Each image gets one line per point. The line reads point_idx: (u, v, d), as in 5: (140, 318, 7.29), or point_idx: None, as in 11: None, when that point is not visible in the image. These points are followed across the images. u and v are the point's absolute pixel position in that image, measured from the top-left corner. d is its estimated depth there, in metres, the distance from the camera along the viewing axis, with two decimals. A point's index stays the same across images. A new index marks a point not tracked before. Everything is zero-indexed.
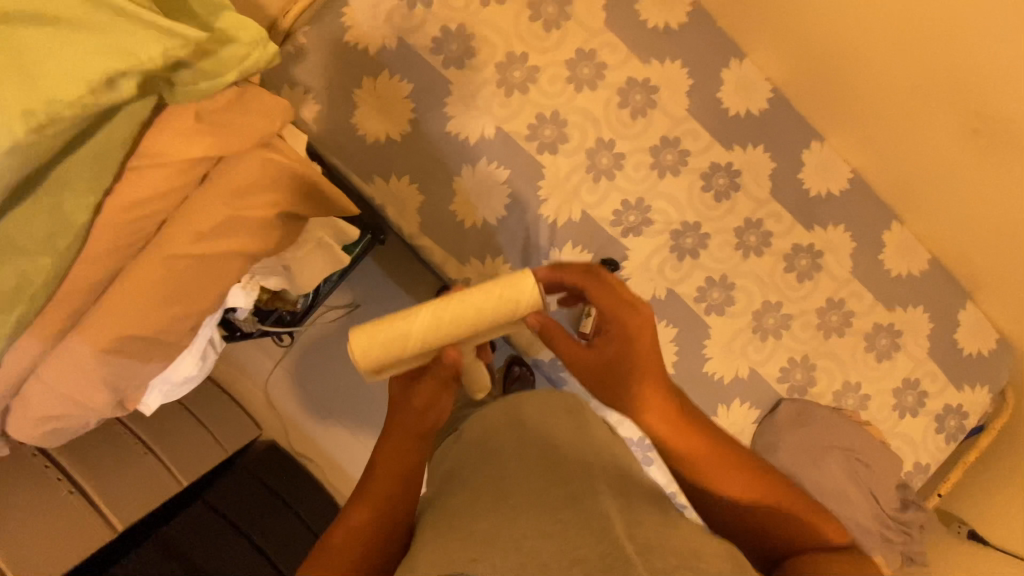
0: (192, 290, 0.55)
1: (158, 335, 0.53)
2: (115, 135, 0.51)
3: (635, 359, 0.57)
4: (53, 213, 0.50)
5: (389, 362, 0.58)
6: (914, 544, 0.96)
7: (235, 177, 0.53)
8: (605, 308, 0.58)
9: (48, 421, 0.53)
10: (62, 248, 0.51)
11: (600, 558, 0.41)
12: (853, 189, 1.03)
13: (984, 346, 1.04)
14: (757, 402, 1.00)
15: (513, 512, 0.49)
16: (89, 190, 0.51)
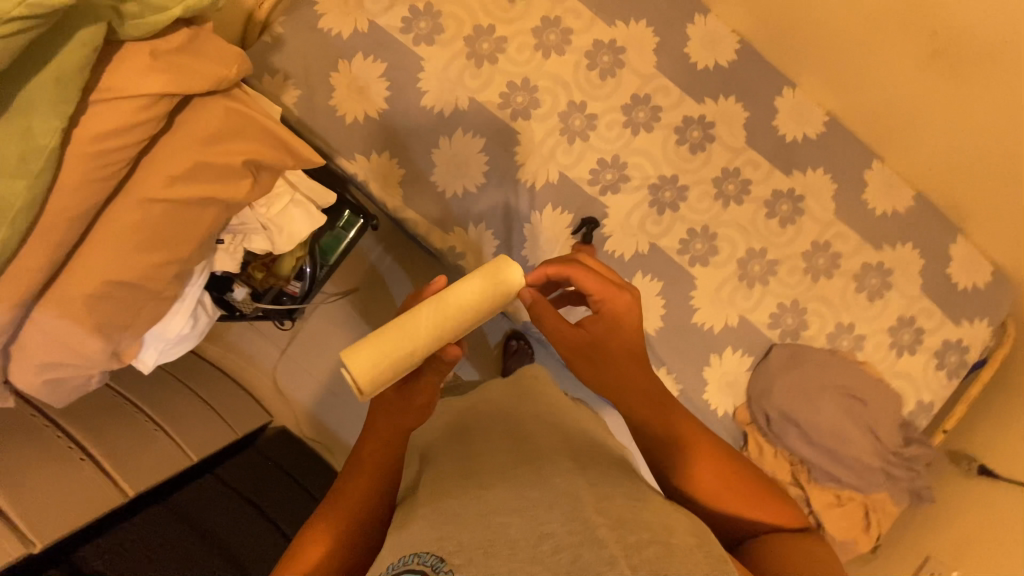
0: (172, 249, 0.54)
1: (150, 290, 0.55)
2: (68, 60, 0.43)
3: (616, 337, 0.64)
4: (18, 135, 0.42)
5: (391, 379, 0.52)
6: (919, 480, 0.95)
7: (214, 138, 0.54)
8: (593, 291, 0.62)
9: (47, 370, 0.54)
10: (37, 171, 0.43)
11: (565, 536, 0.42)
12: (830, 132, 1.03)
13: (978, 280, 1.02)
14: (749, 349, 1.00)
15: (485, 494, 0.49)
16: (57, 111, 0.44)
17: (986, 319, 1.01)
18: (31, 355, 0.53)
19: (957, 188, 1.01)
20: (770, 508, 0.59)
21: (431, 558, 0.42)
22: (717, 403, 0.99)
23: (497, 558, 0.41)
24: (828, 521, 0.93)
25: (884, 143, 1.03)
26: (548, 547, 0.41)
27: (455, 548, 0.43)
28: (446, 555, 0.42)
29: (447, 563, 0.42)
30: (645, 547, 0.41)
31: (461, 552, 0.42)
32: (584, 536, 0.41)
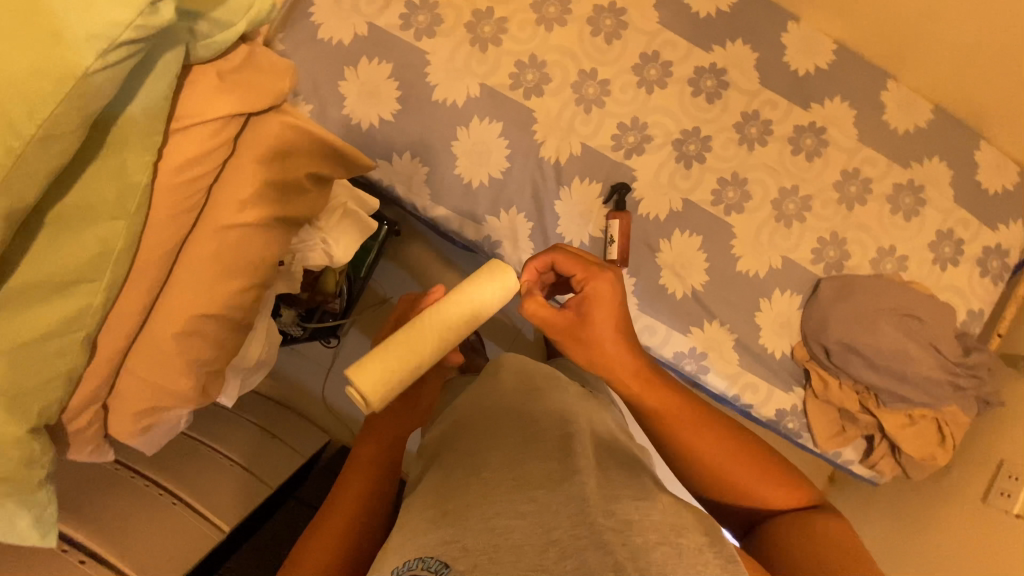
0: (249, 274, 0.54)
1: (232, 318, 0.55)
2: (157, 87, 0.42)
3: (602, 319, 0.57)
4: (115, 173, 0.42)
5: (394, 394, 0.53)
6: (982, 388, 0.96)
7: (274, 156, 0.53)
8: (574, 270, 0.60)
9: (147, 416, 0.54)
10: (133, 210, 0.44)
11: (573, 540, 0.42)
12: (842, 59, 1.02)
13: (1007, 182, 1.02)
14: (797, 287, 1.00)
15: (490, 494, 0.48)
16: (147, 145, 0.43)
17: (1022, 219, 1.02)
18: (132, 400, 0.52)
19: (975, 92, 1.00)
20: (778, 489, 0.57)
21: (434, 563, 0.43)
22: (772, 345, 1.00)
23: (502, 565, 0.42)
24: (903, 441, 0.94)
25: (896, 61, 1.02)
26: (555, 556, 0.41)
27: (459, 553, 0.43)
28: (449, 560, 0.43)
29: (451, 568, 0.42)
30: (654, 548, 0.42)
31: (465, 557, 0.43)
32: (590, 540, 0.41)
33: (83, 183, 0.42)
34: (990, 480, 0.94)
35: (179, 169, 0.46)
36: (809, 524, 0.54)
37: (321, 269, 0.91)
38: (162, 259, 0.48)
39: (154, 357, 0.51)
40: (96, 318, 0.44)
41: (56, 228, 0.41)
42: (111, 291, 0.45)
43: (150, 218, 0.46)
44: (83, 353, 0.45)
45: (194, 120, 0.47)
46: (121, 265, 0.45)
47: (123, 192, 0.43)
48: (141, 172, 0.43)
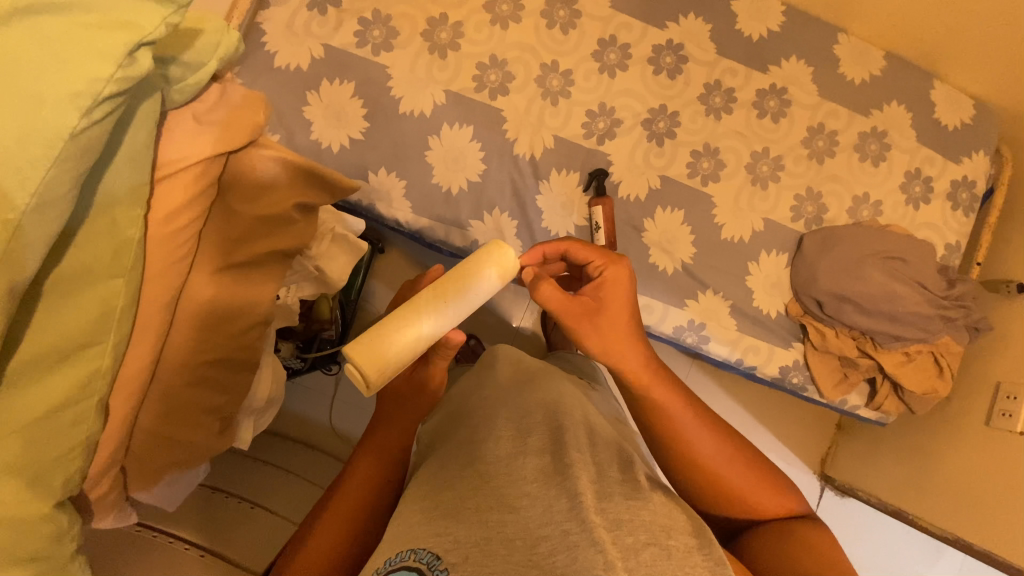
0: (249, 313, 0.53)
1: (238, 359, 0.54)
2: (138, 135, 0.42)
3: (618, 303, 0.59)
4: (107, 231, 0.41)
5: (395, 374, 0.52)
6: (970, 317, 0.99)
7: (260, 191, 0.52)
8: (592, 258, 0.61)
9: (168, 469, 0.54)
10: (128, 266, 0.43)
11: (563, 536, 0.43)
12: (793, 19, 1.04)
13: (965, 116, 1.05)
14: (781, 247, 1.02)
15: (483, 488, 0.49)
16: (136, 198, 0.43)
17: (984, 150, 1.05)
18: (146, 454, 0.51)
19: (922, 34, 1.04)
20: (771, 498, 0.57)
21: (426, 556, 0.43)
22: (766, 306, 1.02)
23: (492, 558, 0.42)
24: (904, 378, 0.98)
25: (844, 15, 1.05)
26: (546, 549, 0.43)
27: (451, 546, 0.44)
28: (441, 552, 0.43)
29: (444, 561, 0.43)
30: (643, 549, 0.43)
31: (457, 549, 0.43)
32: (580, 537, 0.43)
33: (75, 249, 0.40)
34: (990, 403, 0.98)
35: (169, 217, 0.46)
36: (796, 529, 0.55)
37: (315, 298, 0.93)
38: (163, 312, 0.47)
39: (165, 408, 0.51)
40: (108, 379, 0.44)
41: (51, 298, 0.40)
42: (119, 347, 0.44)
43: (144, 274, 0.45)
44: (98, 416, 0.44)
45: (177, 165, 0.46)
46: (127, 321, 0.44)
47: (117, 250, 0.42)
48: (133, 226, 0.43)
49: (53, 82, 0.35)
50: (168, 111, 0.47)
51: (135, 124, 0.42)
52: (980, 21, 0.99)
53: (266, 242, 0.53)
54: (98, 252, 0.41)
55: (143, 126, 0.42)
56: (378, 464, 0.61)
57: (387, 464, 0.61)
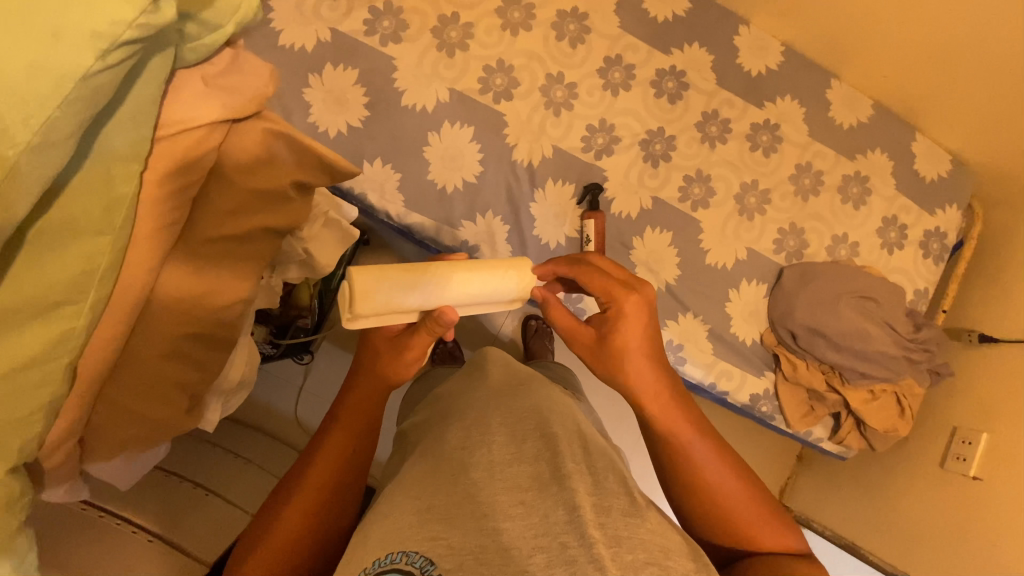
0: (235, 288, 0.52)
1: (215, 335, 0.52)
2: (145, 91, 0.41)
3: (624, 335, 0.59)
4: (99, 187, 0.40)
5: (372, 300, 0.55)
6: (931, 361, 1.04)
7: (260, 166, 0.51)
8: (601, 288, 0.61)
9: (123, 446, 0.52)
10: (119, 225, 0.41)
11: (561, 549, 0.43)
12: (790, 59, 1.08)
13: (941, 170, 1.11)
14: (761, 277, 1.05)
15: (479, 495, 0.47)
16: (135, 153, 0.41)
17: (957, 204, 1.10)
18: (107, 427, 0.50)
19: (908, 88, 1.09)
20: (771, 532, 0.56)
21: (419, 560, 0.44)
22: (743, 333, 1.04)
23: (488, 567, 0.42)
24: (868, 415, 1.01)
25: (837, 61, 1.10)
26: (541, 561, 0.42)
27: (445, 551, 0.44)
28: (436, 557, 0.44)
29: (436, 567, 0.43)
30: (641, 567, 0.43)
31: (452, 556, 0.43)
32: (580, 551, 0.42)
33: (68, 198, 0.39)
34: (947, 446, 1.02)
35: (166, 180, 0.44)
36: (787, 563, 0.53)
37: (295, 283, 0.91)
38: (146, 278, 0.45)
39: (131, 378, 0.49)
40: (78, 341, 0.41)
41: (39, 247, 0.38)
42: (90, 312, 0.41)
43: (136, 232, 0.43)
44: (62, 381, 0.41)
45: (178, 127, 0.44)
46: (106, 286, 0.41)
47: (103, 209, 0.40)
48: (126, 185, 0.40)
49: (63, 25, 0.34)
50: (177, 70, 0.45)
51: (144, 79, 0.41)
52: (963, 84, 1.04)
53: (257, 218, 0.51)
54: (89, 208, 0.39)
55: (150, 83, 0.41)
56: (351, 441, 0.58)
57: (361, 438, 0.59)
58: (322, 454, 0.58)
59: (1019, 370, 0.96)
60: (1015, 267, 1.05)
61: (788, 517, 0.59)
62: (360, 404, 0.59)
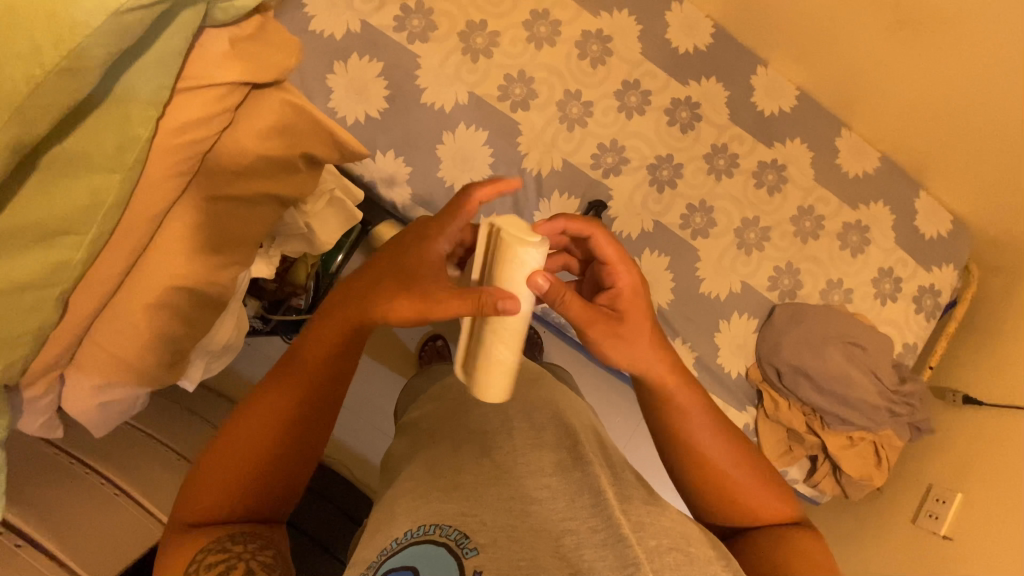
0: (232, 249, 0.54)
1: (212, 293, 0.54)
2: (171, 42, 0.43)
3: (637, 314, 0.56)
4: (116, 126, 0.42)
5: (511, 250, 0.47)
6: (910, 417, 1.04)
7: (272, 135, 0.52)
8: (608, 257, 0.57)
9: (103, 388, 0.52)
10: (129, 164, 0.43)
11: (588, 534, 0.46)
12: (803, 103, 1.11)
13: (941, 229, 1.12)
14: (753, 311, 1.06)
15: (504, 479, 0.52)
16: (156, 95, 0.43)
17: (954, 264, 1.12)
18: (95, 366, 0.51)
19: (914, 146, 1.10)
20: (770, 502, 0.58)
21: (454, 532, 0.46)
22: (728, 365, 1.05)
23: (520, 543, 0.45)
24: (844, 461, 1.01)
25: (849, 111, 1.12)
26: (570, 542, 0.45)
27: (478, 526, 0.47)
28: (470, 532, 0.46)
29: (473, 541, 0.46)
30: (666, 552, 0.45)
31: (485, 531, 0.46)
32: (607, 533, 0.45)
33: (85, 130, 0.41)
34: (920, 503, 1.02)
35: (183, 129, 0.46)
36: (786, 537, 0.56)
37: (294, 259, 0.92)
38: (149, 222, 0.47)
39: (119, 323, 0.50)
40: (75, 273, 0.43)
41: (49, 174, 0.40)
42: (89, 245, 0.43)
43: (146, 175, 0.45)
44: (54, 307, 0.43)
45: (197, 83, 0.46)
46: (109, 223, 0.44)
47: (115, 148, 0.42)
48: (141, 128, 0.43)
49: None
50: (205, 27, 0.47)
51: (171, 31, 0.42)
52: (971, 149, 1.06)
53: (261, 183, 0.53)
54: (104, 145, 0.41)
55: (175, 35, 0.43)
56: (324, 363, 0.55)
57: (339, 357, 0.55)
58: (291, 375, 0.55)
59: (999, 435, 0.96)
60: (1004, 333, 1.06)
61: (783, 485, 0.61)
62: (315, 357, 0.55)
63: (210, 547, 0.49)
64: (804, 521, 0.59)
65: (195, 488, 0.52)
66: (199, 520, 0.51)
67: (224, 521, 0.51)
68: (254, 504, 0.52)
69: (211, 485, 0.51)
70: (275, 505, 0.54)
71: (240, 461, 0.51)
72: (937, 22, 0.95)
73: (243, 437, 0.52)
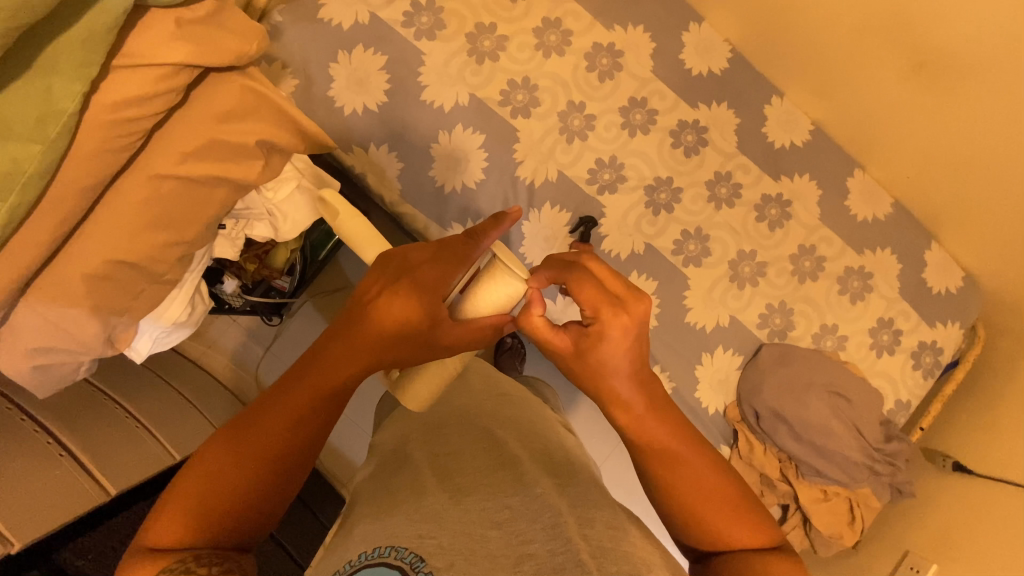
0: (166, 227, 0.62)
1: (145, 258, 0.61)
2: (94, 28, 0.51)
3: (605, 356, 0.54)
4: (44, 101, 0.51)
5: (499, 281, 0.56)
6: (891, 478, 0.99)
7: (215, 124, 0.63)
8: (589, 303, 0.54)
9: (37, 351, 0.61)
10: (53, 134, 0.52)
11: (550, 556, 0.42)
12: (817, 137, 1.07)
13: (951, 284, 1.06)
14: (739, 348, 1.03)
15: (464, 501, 0.48)
16: (78, 75, 0.52)
17: (960, 323, 1.06)
18: (30, 317, 0.59)
19: (930, 196, 1.05)
20: (745, 525, 0.51)
21: (409, 556, 0.42)
22: (704, 399, 1.02)
23: (478, 567, 0.41)
24: (814, 515, 0.97)
25: (865, 151, 1.07)
26: (530, 567, 0.41)
27: (435, 549, 0.43)
28: (425, 555, 0.42)
29: (428, 564, 0.42)
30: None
31: (442, 554, 0.42)
32: (566, 557, 0.41)
33: (9, 102, 0.50)
34: (893, 569, 0.96)
35: (115, 108, 0.55)
36: (755, 562, 0.49)
37: (272, 243, 0.91)
38: (85, 185, 0.56)
39: (53, 286, 0.59)
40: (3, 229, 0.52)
41: None
42: (17, 203, 0.51)
43: (78, 146, 0.54)
44: None
45: (131, 70, 0.56)
46: (36, 186, 0.52)
47: (38, 120, 0.51)
48: (65, 104, 0.52)
49: None
50: (153, 9, 0.57)
51: (89, 22, 0.51)
52: (992, 207, 0.99)
53: (199, 166, 0.62)
54: (34, 119, 0.50)
55: (94, 25, 0.51)
56: (318, 399, 0.52)
57: (332, 396, 0.53)
58: (283, 401, 0.51)
59: (988, 509, 0.91)
60: (1003, 402, 1.01)
61: (761, 507, 0.53)
62: (307, 385, 0.52)
63: (174, 567, 0.44)
64: (785, 547, 0.52)
65: (169, 506, 0.47)
66: (164, 542, 0.46)
67: (190, 547, 0.46)
68: (229, 528, 0.48)
69: (188, 502, 0.47)
70: (250, 534, 0.49)
71: (221, 480, 0.48)
72: (958, 70, 0.90)
73: (229, 460, 0.49)
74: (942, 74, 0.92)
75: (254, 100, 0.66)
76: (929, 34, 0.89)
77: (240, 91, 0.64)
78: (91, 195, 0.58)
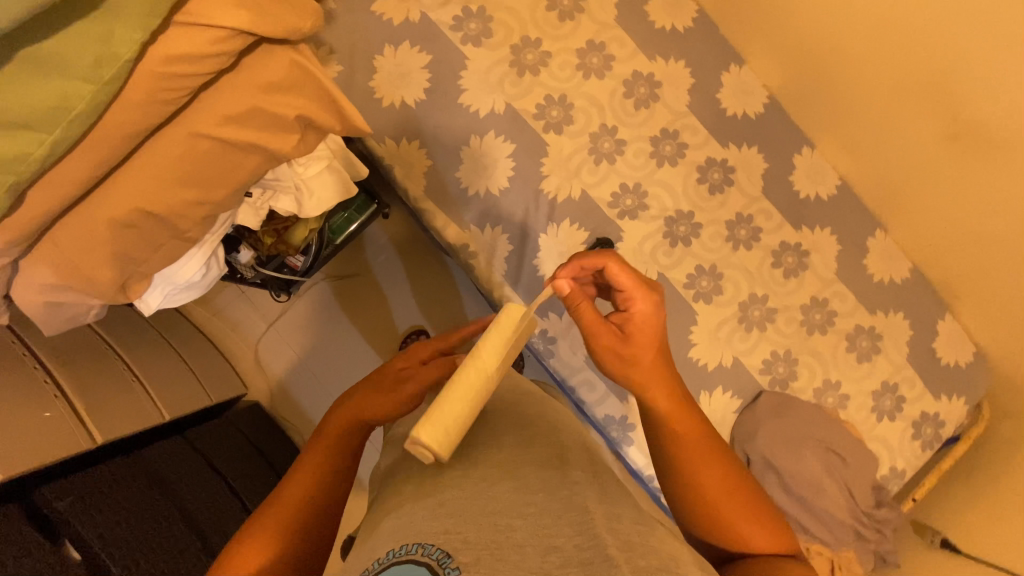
0: (198, 185, 0.64)
1: (175, 212, 0.63)
2: None
3: (645, 337, 0.58)
4: (103, 46, 0.53)
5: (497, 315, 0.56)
6: (876, 545, 0.97)
7: (261, 93, 0.65)
8: (628, 288, 0.58)
9: (51, 290, 0.63)
10: (107, 78, 0.54)
11: (576, 550, 0.41)
12: (843, 193, 1.07)
13: (962, 358, 1.05)
14: (739, 391, 1.02)
15: (492, 491, 0.47)
16: (139, 25, 0.53)
17: (965, 398, 1.04)
18: (53, 252, 0.60)
19: (950, 268, 1.04)
20: (763, 532, 0.54)
21: (436, 552, 0.41)
22: None
23: (505, 564, 0.40)
24: None
25: (888, 214, 1.07)
26: (557, 560, 0.40)
27: (461, 545, 0.41)
28: (452, 551, 0.41)
29: (454, 560, 0.40)
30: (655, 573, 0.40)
31: (469, 550, 0.41)
32: (592, 552, 0.40)
33: (70, 42, 0.52)
34: None
35: (169, 63, 0.57)
36: (774, 566, 0.51)
37: (293, 219, 0.92)
38: (129, 133, 0.58)
39: (80, 226, 0.60)
40: (42, 158, 0.53)
41: (41, 75, 0.52)
42: (57, 136, 0.53)
43: (127, 93, 0.56)
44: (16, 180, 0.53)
45: (189, 30, 0.58)
46: (80, 125, 0.54)
47: (96, 62, 0.53)
48: (123, 50, 0.53)
49: None
50: None
51: None
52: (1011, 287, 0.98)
53: (240, 131, 0.64)
54: (92, 60, 0.52)
55: None
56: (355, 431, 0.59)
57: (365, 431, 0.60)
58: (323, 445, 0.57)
59: None
60: (1000, 485, 0.99)
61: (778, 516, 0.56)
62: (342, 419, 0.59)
63: None
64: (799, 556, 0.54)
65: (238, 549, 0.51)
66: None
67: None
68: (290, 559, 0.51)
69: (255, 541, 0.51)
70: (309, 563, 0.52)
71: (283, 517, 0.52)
72: (988, 144, 0.91)
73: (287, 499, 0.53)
74: (976, 146, 0.92)
75: (301, 77, 0.67)
76: (967, 104, 0.90)
77: (289, 65, 0.66)
78: (132, 143, 0.59)
